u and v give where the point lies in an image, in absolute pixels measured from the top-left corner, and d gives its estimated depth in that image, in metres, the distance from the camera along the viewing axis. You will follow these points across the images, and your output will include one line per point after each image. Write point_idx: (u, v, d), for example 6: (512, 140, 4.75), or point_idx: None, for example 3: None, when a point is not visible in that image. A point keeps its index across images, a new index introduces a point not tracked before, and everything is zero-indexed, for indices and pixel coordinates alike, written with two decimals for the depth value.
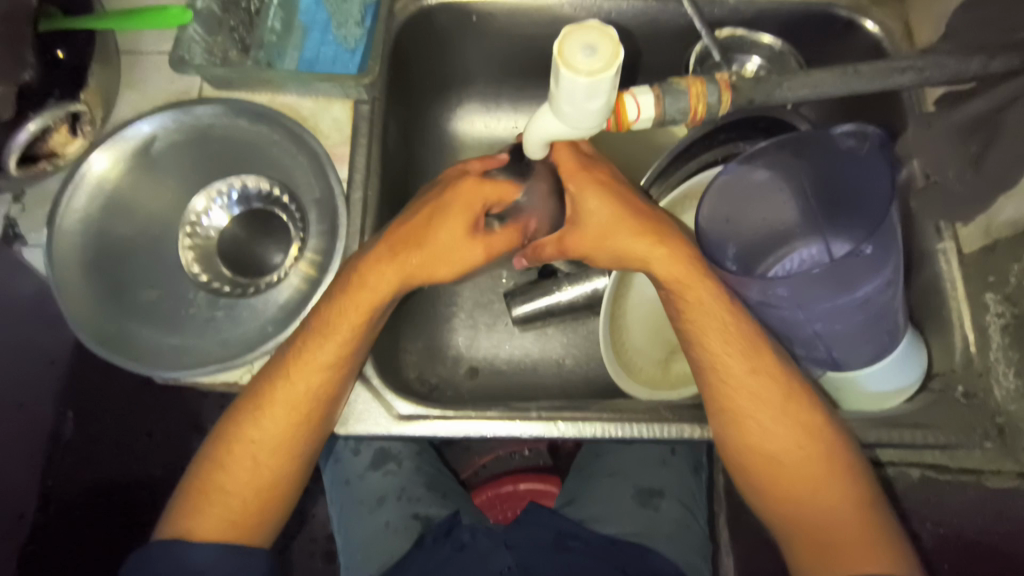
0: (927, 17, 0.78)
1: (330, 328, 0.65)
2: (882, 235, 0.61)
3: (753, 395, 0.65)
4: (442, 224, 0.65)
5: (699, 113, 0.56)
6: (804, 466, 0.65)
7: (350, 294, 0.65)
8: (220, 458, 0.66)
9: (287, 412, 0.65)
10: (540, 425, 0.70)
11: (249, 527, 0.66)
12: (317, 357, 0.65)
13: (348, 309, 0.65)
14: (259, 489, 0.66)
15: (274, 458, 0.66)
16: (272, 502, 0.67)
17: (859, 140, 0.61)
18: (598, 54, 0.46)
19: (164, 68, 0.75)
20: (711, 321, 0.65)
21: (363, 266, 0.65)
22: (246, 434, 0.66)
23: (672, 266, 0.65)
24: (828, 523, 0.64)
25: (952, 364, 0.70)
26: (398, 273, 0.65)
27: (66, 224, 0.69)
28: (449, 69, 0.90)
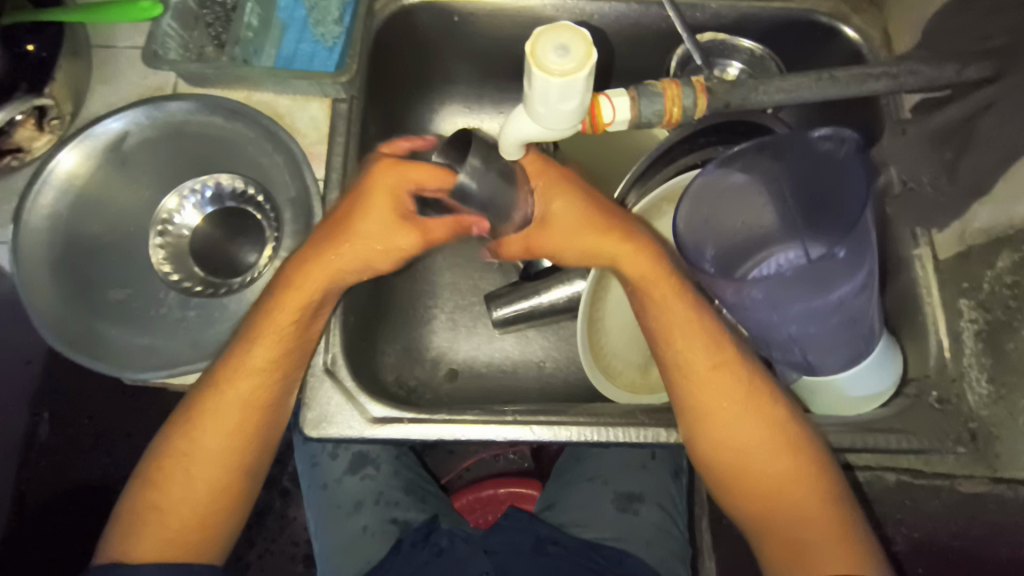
0: (905, 23, 0.79)
1: (274, 317, 0.64)
2: (854, 239, 0.62)
3: (716, 394, 0.65)
4: (366, 210, 0.62)
5: (674, 117, 0.56)
6: (773, 462, 0.64)
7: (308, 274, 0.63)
8: (160, 473, 0.64)
9: (236, 413, 0.64)
10: (515, 428, 0.69)
11: (209, 528, 0.64)
12: (251, 355, 0.64)
13: (303, 289, 0.63)
14: (213, 488, 0.64)
15: (224, 457, 0.64)
16: (226, 503, 0.64)
17: (836, 143, 0.62)
18: (571, 54, 0.45)
19: (138, 63, 0.74)
20: (671, 320, 0.66)
21: (324, 241, 0.64)
22: (195, 434, 0.64)
23: (638, 264, 0.65)
24: (802, 522, 0.63)
25: (926, 369, 0.71)
26: (351, 262, 0.63)
27: (32, 222, 0.67)
28: (431, 69, 0.89)
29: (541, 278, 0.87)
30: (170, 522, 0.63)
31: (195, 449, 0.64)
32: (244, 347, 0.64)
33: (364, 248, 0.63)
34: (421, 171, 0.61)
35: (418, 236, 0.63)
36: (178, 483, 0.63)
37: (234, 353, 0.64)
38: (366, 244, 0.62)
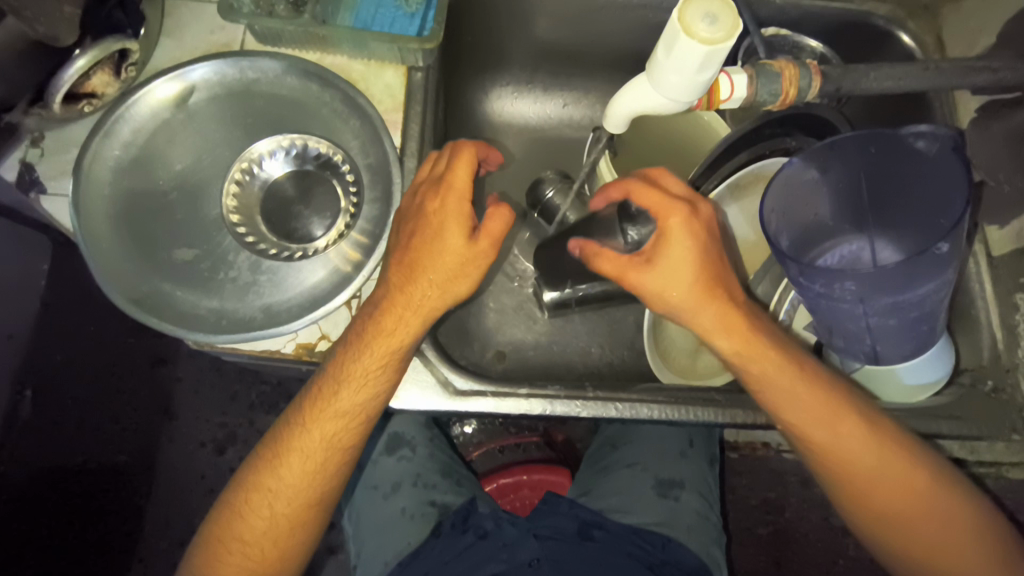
0: (959, 29, 0.82)
1: (362, 354, 0.60)
2: (956, 234, 0.58)
3: (811, 422, 0.62)
4: (441, 231, 0.59)
5: (791, 97, 0.56)
6: (879, 466, 0.61)
7: (413, 286, 0.60)
8: (241, 507, 0.62)
9: (319, 424, 0.62)
10: (598, 405, 0.68)
11: (300, 531, 0.63)
12: (352, 376, 0.61)
13: (410, 308, 0.60)
14: (294, 505, 0.62)
15: (330, 450, 0.62)
16: (312, 515, 0.63)
17: (930, 141, 0.61)
18: (720, 23, 0.45)
19: (204, 17, 0.70)
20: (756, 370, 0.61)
21: (418, 247, 0.60)
22: (293, 425, 0.62)
23: (727, 331, 0.60)
24: (901, 517, 0.62)
25: (980, 359, 0.73)
26: (432, 298, 0.60)
27: (95, 173, 0.64)
28: (491, 45, 0.88)
29: None
30: (255, 536, 0.62)
31: (274, 462, 0.62)
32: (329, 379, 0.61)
33: (423, 309, 0.60)
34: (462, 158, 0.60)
35: (491, 241, 0.59)
36: (261, 496, 0.62)
37: (331, 372, 0.61)
38: (428, 289, 0.60)
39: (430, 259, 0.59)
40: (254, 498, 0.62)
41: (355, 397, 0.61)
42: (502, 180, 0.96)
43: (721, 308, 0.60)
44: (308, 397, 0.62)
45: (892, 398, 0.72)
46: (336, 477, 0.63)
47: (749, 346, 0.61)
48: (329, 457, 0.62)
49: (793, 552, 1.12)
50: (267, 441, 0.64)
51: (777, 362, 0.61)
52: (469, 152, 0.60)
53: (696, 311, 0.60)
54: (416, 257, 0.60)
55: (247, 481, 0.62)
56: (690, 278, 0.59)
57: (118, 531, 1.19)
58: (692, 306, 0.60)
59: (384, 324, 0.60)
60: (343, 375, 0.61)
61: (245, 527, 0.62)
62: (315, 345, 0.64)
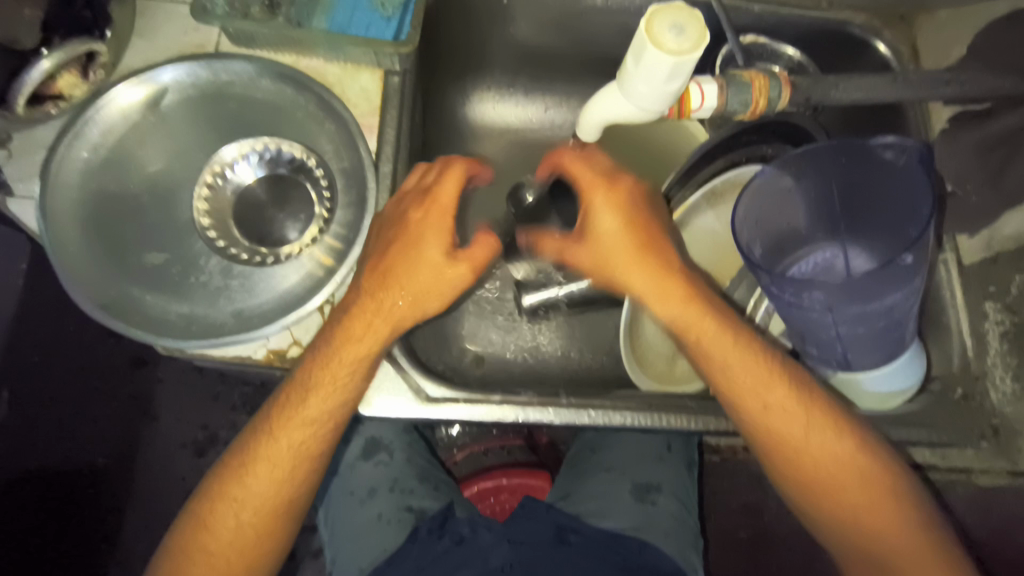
0: (934, 39, 0.82)
1: (330, 360, 0.60)
2: (922, 245, 0.59)
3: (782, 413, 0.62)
4: (421, 245, 0.60)
5: (761, 106, 0.57)
6: (848, 472, 0.61)
7: (384, 294, 0.60)
8: (207, 517, 0.61)
9: (291, 423, 0.61)
10: (571, 412, 0.68)
11: (266, 540, 0.62)
12: (327, 373, 0.60)
13: (378, 313, 0.60)
14: (259, 513, 0.61)
15: (299, 452, 0.62)
16: (278, 524, 0.63)
17: (897, 152, 0.62)
18: (687, 34, 0.46)
19: (177, 17, 0.69)
20: (715, 354, 0.62)
21: (392, 259, 0.60)
22: (263, 429, 0.62)
23: (666, 300, 0.61)
24: (876, 529, 0.60)
25: (949, 366, 0.74)
26: (408, 309, 0.61)
27: (62, 175, 0.63)
28: (471, 48, 0.88)
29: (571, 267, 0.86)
30: (221, 544, 0.61)
31: (243, 470, 0.61)
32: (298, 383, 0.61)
33: (395, 316, 0.61)
34: (451, 172, 0.62)
35: (471, 266, 0.61)
36: (229, 504, 0.61)
37: (306, 370, 0.61)
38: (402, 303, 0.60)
39: (406, 273, 0.60)
40: (220, 507, 0.62)
41: (323, 403, 0.61)
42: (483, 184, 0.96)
43: (661, 276, 0.61)
44: (275, 406, 0.62)
45: (867, 405, 0.72)
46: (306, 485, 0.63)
47: (694, 316, 0.61)
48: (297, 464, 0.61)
49: (769, 556, 1.13)
50: (234, 448, 0.63)
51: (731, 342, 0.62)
52: (453, 170, 0.62)
53: (642, 281, 0.61)
54: (390, 270, 0.60)
55: (215, 490, 0.62)
56: (623, 252, 0.61)
57: (95, 534, 1.18)
58: (636, 279, 0.61)
59: (354, 331, 0.60)
60: (312, 378, 0.61)
61: (211, 536, 0.61)
62: (286, 351, 0.64)
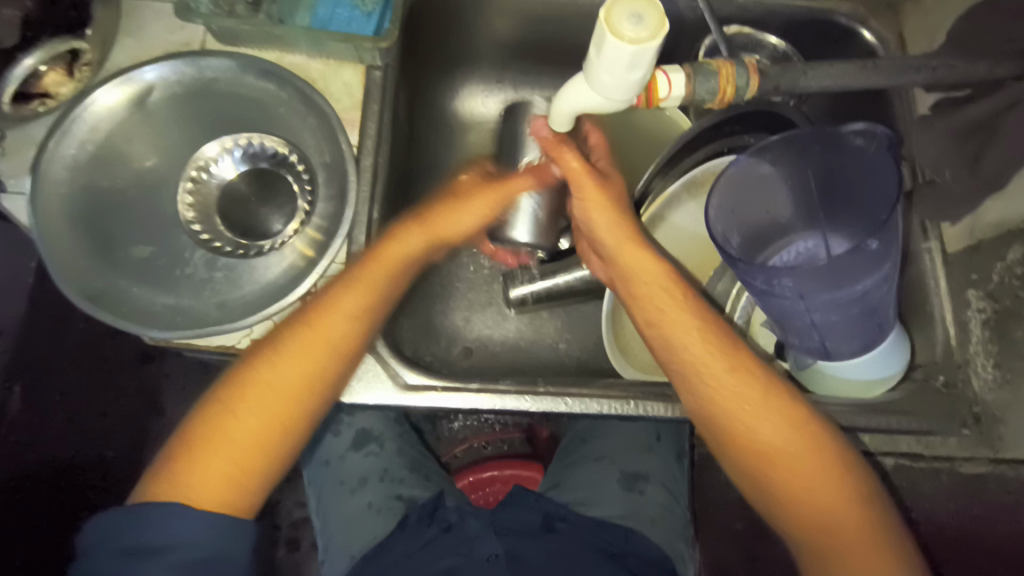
0: (921, 26, 0.82)
1: (342, 289, 0.64)
2: (889, 232, 0.60)
3: (717, 376, 0.64)
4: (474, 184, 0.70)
5: (728, 95, 0.57)
6: (792, 442, 0.62)
7: (411, 224, 0.67)
8: (188, 450, 0.59)
9: (295, 359, 0.62)
10: (549, 400, 0.69)
11: (242, 492, 0.59)
12: (323, 314, 0.63)
13: (407, 239, 0.67)
14: (259, 440, 0.60)
15: (296, 383, 0.62)
16: (264, 458, 0.60)
17: (868, 140, 0.62)
18: (645, 23, 0.46)
19: (163, 16, 0.71)
20: (665, 312, 0.65)
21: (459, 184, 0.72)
22: (249, 361, 0.62)
23: (626, 249, 0.66)
24: (827, 513, 0.61)
25: (933, 355, 0.74)
26: (461, 222, 0.69)
27: (52, 171, 0.65)
28: (457, 43, 0.89)
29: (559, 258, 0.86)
30: (199, 497, 0.57)
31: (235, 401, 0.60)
32: (297, 322, 0.63)
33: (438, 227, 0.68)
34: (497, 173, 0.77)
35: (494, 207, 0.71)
36: (216, 439, 0.59)
37: (312, 300, 0.64)
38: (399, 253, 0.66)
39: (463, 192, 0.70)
40: (202, 450, 0.59)
41: (345, 326, 0.63)
42: None
43: (626, 224, 0.66)
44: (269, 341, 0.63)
45: (845, 395, 0.73)
46: (284, 447, 0.62)
47: (655, 272, 0.66)
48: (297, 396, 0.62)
49: None
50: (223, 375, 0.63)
51: (680, 297, 0.66)
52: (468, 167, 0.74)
53: (608, 229, 0.66)
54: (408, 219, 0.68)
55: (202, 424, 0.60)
56: (597, 202, 0.66)
57: None
58: (606, 231, 0.66)
59: (362, 276, 0.64)
60: (316, 318, 0.63)
61: (191, 475, 0.58)
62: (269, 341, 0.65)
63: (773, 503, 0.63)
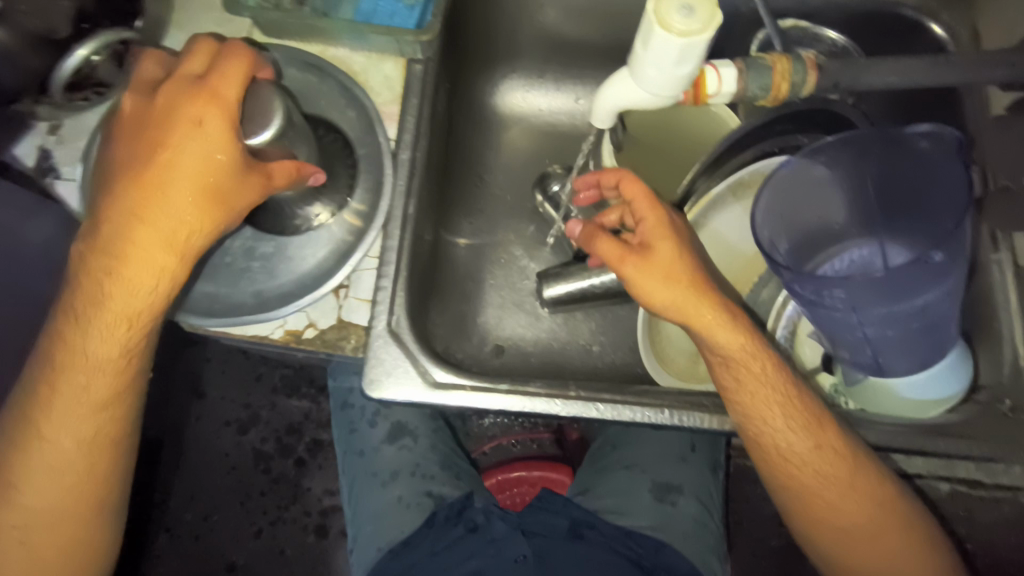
0: (997, 19, 0.76)
1: (103, 301, 0.57)
2: (954, 244, 0.57)
3: (752, 382, 0.62)
4: (183, 146, 0.54)
5: (783, 92, 0.54)
6: (840, 476, 0.61)
7: (132, 224, 0.55)
8: None
9: (81, 374, 0.59)
10: (580, 404, 0.67)
11: (76, 546, 0.61)
12: (121, 291, 0.56)
13: (139, 237, 0.55)
14: (65, 488, 0.60)
15: (91, 424, 0.60)
16: (81, 508, 0.60)
17: (934, 142, 0.57)
18: (696, 15, 0.44)
19: (214, 9, 0.72)
20: (694, 323, 0.62)
21: (170, 134, 0.55)
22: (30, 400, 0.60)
23: (659, 270, 0.62)
24: (857, 533, 0.63)
25: (999, 376, 0.68)
26: (177, 207, 0.55)
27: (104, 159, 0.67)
28: (500, 37, 0.88)
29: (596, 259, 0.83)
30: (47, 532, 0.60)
31: (24, 445, 0.59)
32: (90, 283, 0.57)
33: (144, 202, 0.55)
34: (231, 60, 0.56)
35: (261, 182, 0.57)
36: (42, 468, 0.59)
37: (81, 291, 0.58)
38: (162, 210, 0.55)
39: (165, 172, 0.55)
40: (15, 490, 0.59)
41: (106, 349, 0.58)
42: (511, 173, 0.95)
43: (704, 307, 0.62)
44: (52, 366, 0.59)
45: (899, 415, 0.68)
46: (98, 499, 0.61)
47: (737, 344, 0.62)
48: (95, 434, 0.60)
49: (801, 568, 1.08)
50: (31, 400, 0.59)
51: (710, 315, 0.62)
52: (246, 81, 0.56)
53: (672, 306, 0.62)
54: (156, 174, 0.55)
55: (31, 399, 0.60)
56: (657, 285, 0.62)
57: (143, 502, 1.21)
58: (666, 308, 0.63)
59: (123, 275, 0.56)
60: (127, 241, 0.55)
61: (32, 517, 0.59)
62: (303, 332, 0.66)
63: (798, 519, 0.65)
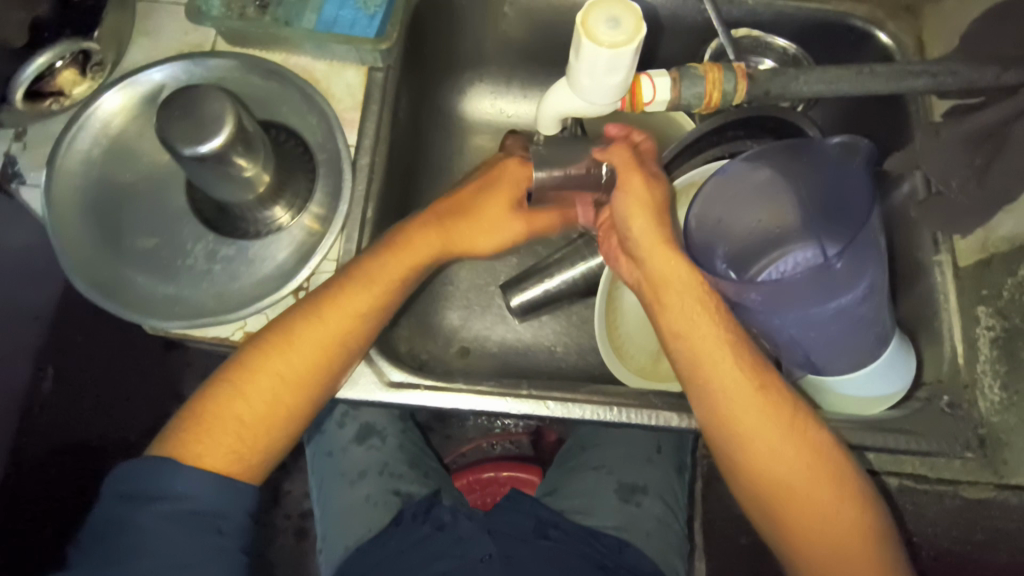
0: (938, 30, 0.79)
1: (321, 313, 0.65)
2: (856, 249, 0.63)
3: (706, 341, 0.62)
4: (488, 202, 0.70)
5: (715, 100, 0.57)
6: (793, 450, 0.61)
7: (395, 253, 0.68)
8: (195, 432, 0.63)
9: (301, 343, 0.65)
10: (531, 403, 0.69)
11: (234, 467, 0.63)
12: (334, 310, 0.65)
13: (394, 263, 0.67)
14: (262, 424, 0.65)
15: (303, 370, 0.65)
16: (272, 438, 0.65)
17: (846, 150, 0.64)
18: (621, 27, 0.46)
19: (179, 19, 0.74)
20: (658, 272, 0.63)
21: (474, 201, 0.70)
22: (228, 380, 0.64)
23: (641, 198, 0.62)
24: (818, 517, 0.61)
25: (940, 373, 0.71)
26: (436, 243, 0.69)
27: (67, 165, 0.69)
28: (464, 48, 0.90)
29: (552, 262, 0.85)
30: (225, 436, 0.63)
31: (200, 430, 0.63)
32: (303, 316, 0.65)
33: (449, 239, 0.70)
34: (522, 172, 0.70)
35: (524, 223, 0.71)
36: (216, 424, 0.63)
37: (321, 290, 0.66)
38: (508, 199, 0.70)
39: (461, 216, 0.70)
40: (215, 426, 0.63)
41: (308, 359, 0.65)
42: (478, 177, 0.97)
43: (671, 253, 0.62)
44: (269, 333, 0.65)
45: (843, 410, 0.70)
46: (281, 436, 0.66)
47: (691, 286, 0.63)
48: (283, 406, 0.65)
49: None
50: (224, 366, 0.66)
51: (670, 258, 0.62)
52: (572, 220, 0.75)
53: (642, 238, 0.63)
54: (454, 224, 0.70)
55: (258, 339, 0.66)
56: (638, 210, 0.62)
57: None
58: (643, 239, 0.63)
59: (338, 300, 0.65)
60: (250, 380, 0.64)
61: (220, 429, 0.63)
62: None
63: (757, 505, 0.63)
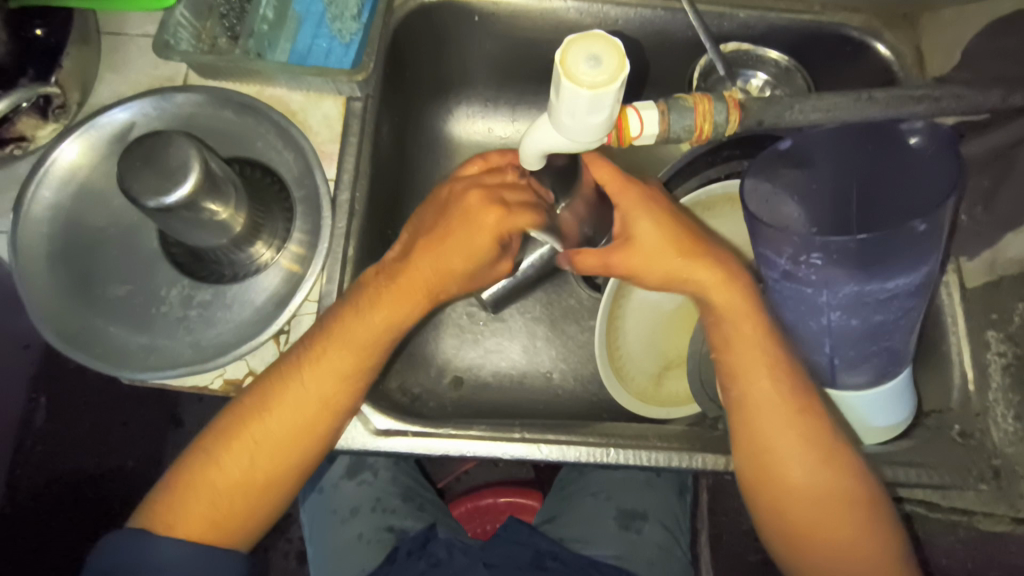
0: (938, 41, 0.76)
1: (324, 357, 0.61)
2: (936, 219, 0.56)
3: (753, 378, 0.60)
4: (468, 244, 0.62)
5: (706, 132, 0.55)
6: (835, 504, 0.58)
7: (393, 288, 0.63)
8: (188, 489, 0.60)
9: (310, 379, 0.61)
10: (522, 446, 0.66)
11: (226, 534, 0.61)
12: (340, 345, 0.62)
13: (394, 303, 0.63)
14: (257, 486, 0.61)
15: (301, 416, 0.61)
16: (266, 499, 0.62)
17: (925, 137, 0.58)
18: (603, 65, 0.43)
19: (149, 52, 0.71)
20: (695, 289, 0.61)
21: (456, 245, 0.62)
22: (223, 436, 0.61)
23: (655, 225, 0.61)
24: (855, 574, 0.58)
25: (948, 402, 0.68)
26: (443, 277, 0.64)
27: (34, 213, 0.66)
28: (449, 70, 0.87)
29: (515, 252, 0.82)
30: (217, 496, 0.60)
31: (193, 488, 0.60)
32: (305, 361, 0.62)
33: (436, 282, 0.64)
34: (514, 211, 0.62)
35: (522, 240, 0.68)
36: (207, 485, 0.60)
37: (318, 332, 0.62)
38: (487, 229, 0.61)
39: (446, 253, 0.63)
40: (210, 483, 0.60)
41: (320, 391, 0.61)
42: None
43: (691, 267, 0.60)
44: (271, 378, 0.62)
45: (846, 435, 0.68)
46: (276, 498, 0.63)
47: (735, 308, 0.60)
48: (279, 466, 0.62)
49: None
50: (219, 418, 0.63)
51: (710, 282, 0.60)
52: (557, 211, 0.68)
53: (667, 263, 0.61)
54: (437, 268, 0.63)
55: (262, 386, 0.62)
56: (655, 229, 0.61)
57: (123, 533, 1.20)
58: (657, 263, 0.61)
59: (343, 340, 0.62)
60: (234, 442, 0.61)
61: (215, 490, 0.60)
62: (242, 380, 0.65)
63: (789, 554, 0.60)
